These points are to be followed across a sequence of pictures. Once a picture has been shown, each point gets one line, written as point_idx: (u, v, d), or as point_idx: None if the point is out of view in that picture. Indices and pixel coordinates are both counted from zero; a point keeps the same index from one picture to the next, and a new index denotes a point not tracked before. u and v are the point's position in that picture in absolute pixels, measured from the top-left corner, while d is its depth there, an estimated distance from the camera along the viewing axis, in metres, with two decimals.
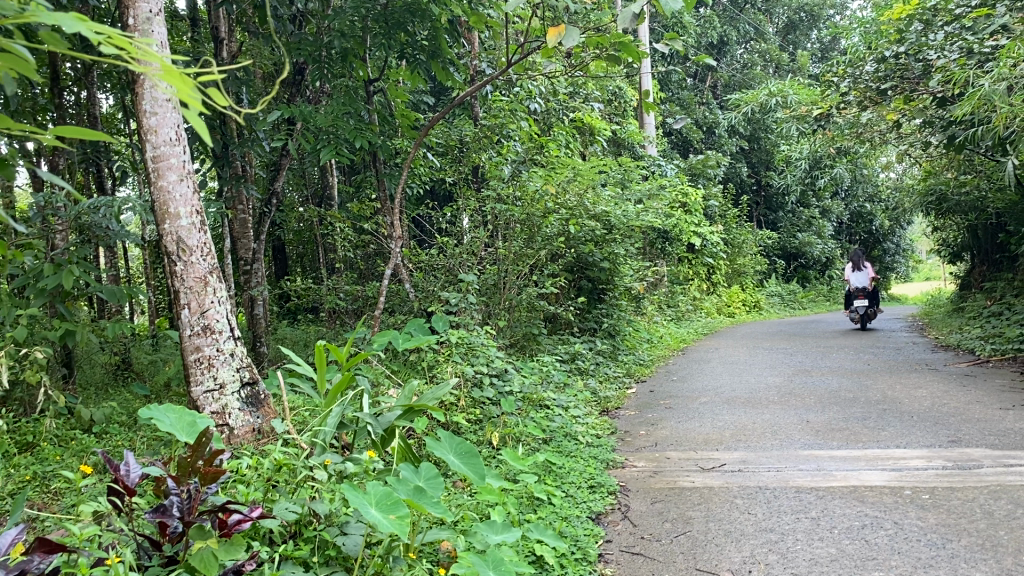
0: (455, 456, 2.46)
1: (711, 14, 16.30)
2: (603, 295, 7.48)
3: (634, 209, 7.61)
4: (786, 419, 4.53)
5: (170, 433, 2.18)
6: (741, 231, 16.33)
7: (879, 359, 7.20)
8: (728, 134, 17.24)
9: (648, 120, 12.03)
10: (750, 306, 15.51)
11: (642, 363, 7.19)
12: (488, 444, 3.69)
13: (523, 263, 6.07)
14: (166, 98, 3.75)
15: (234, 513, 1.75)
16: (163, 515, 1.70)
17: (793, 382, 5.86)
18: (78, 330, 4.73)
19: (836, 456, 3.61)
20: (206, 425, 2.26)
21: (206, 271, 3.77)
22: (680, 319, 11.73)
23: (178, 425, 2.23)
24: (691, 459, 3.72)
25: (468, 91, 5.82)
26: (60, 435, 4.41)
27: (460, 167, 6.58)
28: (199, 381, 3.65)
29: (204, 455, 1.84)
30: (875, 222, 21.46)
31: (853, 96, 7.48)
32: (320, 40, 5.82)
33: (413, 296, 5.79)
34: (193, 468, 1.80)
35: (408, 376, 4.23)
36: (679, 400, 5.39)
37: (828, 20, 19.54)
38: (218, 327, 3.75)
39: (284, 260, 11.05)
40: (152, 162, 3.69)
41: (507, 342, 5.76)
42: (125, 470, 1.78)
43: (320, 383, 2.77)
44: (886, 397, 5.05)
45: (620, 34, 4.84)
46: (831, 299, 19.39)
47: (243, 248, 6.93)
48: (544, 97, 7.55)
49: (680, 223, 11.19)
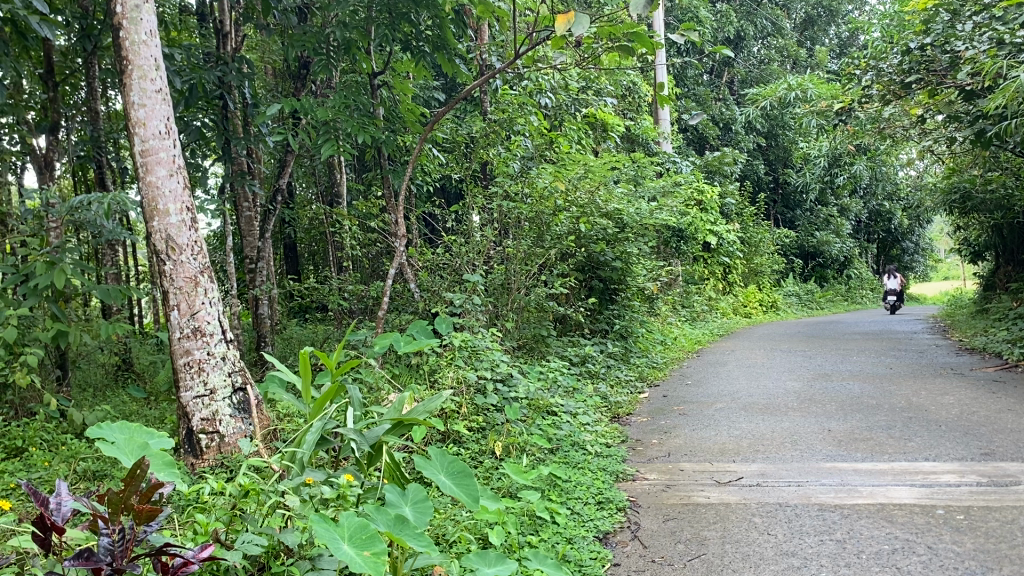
0: (446, 476, 2.30)
1: (728, 8, 16.06)
2: (615, 295, 7.29)
3: (648, 207, 7.41)
4: (806, 427, 4.32)
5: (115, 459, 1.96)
6: (759, 229, 16.08)
7: (901, 362, 6.97)
8: (745, 131, 17.01)
9: (664, 116, 11.82)
10: (767, 305, 15.27)
11: (655, 365, 6.98)
12: (491, 453, 3.49)
13: (532, 263, 5.90)
14: (156, 89, 3.57)
15: (173, 553, 1.52)
16: (86, 560, 1.46)
17: (812, 387, 5.64)
18: (70, 331, 4.54)
19: (860, 469, 3.40)
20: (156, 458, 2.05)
21: (196, 270, 3.59)
22: (695, 320, 11.50)
23: (128, 452, 2.05)
24: (706, 471, 3.52)
25: (477, 82, 5.62)
26: (50, 440, 4.21)
27: (469, 163, 6.41)
28: (188, 386, 3.47)
29: (141, 489, 1.61)
30: (893, 220, 21.16)
31: (876, 90, 7.25)
32: (323, 32, 5.65)
33: (418, 296, 5.61)
34: (126, 505, 1.57)
35: (409, 381, 4.06)
36: (692, 407, 5.18)
37: (847, 16, 19.28)
38: (209, 329, 3.57)
39: (293, 258, 10.89)
40: (140, 156, 3.52)
41: (514, 345, 5.58)
42: (50, 508, 1.55)
43: (304, 394, 2.57)
44: (910, 404, 4.83)
45: (632, 23, 4.68)
46: (848, 298, 19.10)
47: (249, 246, 6.70)
48: (555, 91, 7.36)
49: (695, 221, 11.00)
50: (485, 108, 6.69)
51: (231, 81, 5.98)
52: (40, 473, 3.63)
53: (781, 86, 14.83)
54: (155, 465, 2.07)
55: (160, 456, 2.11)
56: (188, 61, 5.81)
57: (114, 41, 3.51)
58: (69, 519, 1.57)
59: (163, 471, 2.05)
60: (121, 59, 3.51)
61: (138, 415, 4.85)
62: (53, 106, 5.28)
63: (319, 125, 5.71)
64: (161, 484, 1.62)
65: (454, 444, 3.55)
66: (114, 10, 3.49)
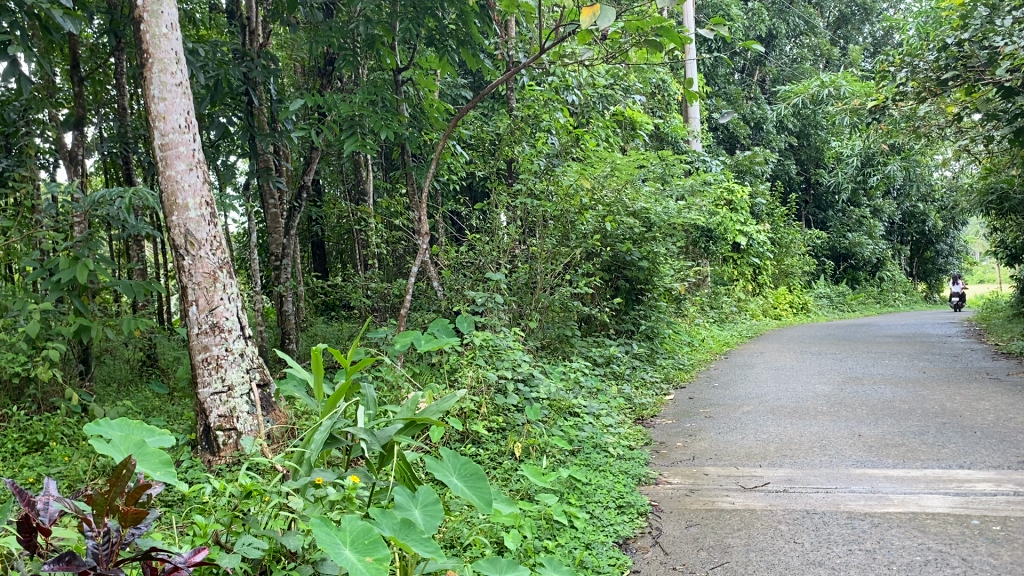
0: (458, 478, 2.24)
1: (760, 6, 15.86)
2: (641, 295, 7.20)
3: (676, 206, 7.30)
4: (835, 432, 4.20)
5: (107, 455, 1.91)
6: (789, 230, 15.86)
7: (935, 366, 6.81)
8: (776, 131, 16.80)
9: (694, 114, 11.68)
10: (797, 307, 15.06)
11: (682, 367, 6.87)
12: (510, 454, 3.42)
13: (557, 261, 5.83)
14: (177, 83, 3.56)
15: (156, 559, 1.47)
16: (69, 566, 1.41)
17: (843, 391, 5.51)
18: (92, 326, 4.52)
19: (891, 476, 3.28)
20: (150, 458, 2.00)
21: (215, 266, 3.55)
22: (723, 321, 11.34)
23: (120, 450, 1.99)
24: (731, 476, 3.42)
25: (502, 78, 5.54)
26: (71, 435, 4.20)
27: (494, 161, 6.36)
28: (206, 382, 3.43)
29: (129, 490, 1.56)
30: (928, 222, 20.82)
31: (911, 87, 7.08)
32: (348, 27, 5.62)
33: (441, 294, 5.55)
34: (111, 506, 1.53)
35: (429, 380, 4.01)
36: (719, 409, 5.07)
37: (881, 14, 18.96)
38: (227, 325, 3.53)
39: (321, 256, 10.89)
40: (160, 150, 3.49)
41: (538, 345, 5.50)
42: (37, 508, 1.52)
43: (317, 391, 2.53)
44: (944, 409, 4.69)
45: (660, 18, 4.59)
46: (881, 301, 18.79)
47: (274, 243, 6.66)
48: (582, 88, 7.27)
49: (724, 221, 10.86)
50: (510, 105, 6.62)
51: (256, 77, 5.96)
52: (59, 467, 3.61)
53: (815, 83, 14.60)
54: (148, 464, 2.01)
55: (156, 453, 2.06)
56: (214, 57, 5.81)
57: (135, 34, 3.49)
58: (56, 518, 1.53)
59: (157, 468, 1.99)
60: (141, 53, 3.49)
61: (161, 411, 4.84)
62: (78, 101, 5.29)
63: (343, 121, 5.67)
64: (147, 485, 1.58)
65: (473, 444, 3.50)
66: (134, 3, 3.47)
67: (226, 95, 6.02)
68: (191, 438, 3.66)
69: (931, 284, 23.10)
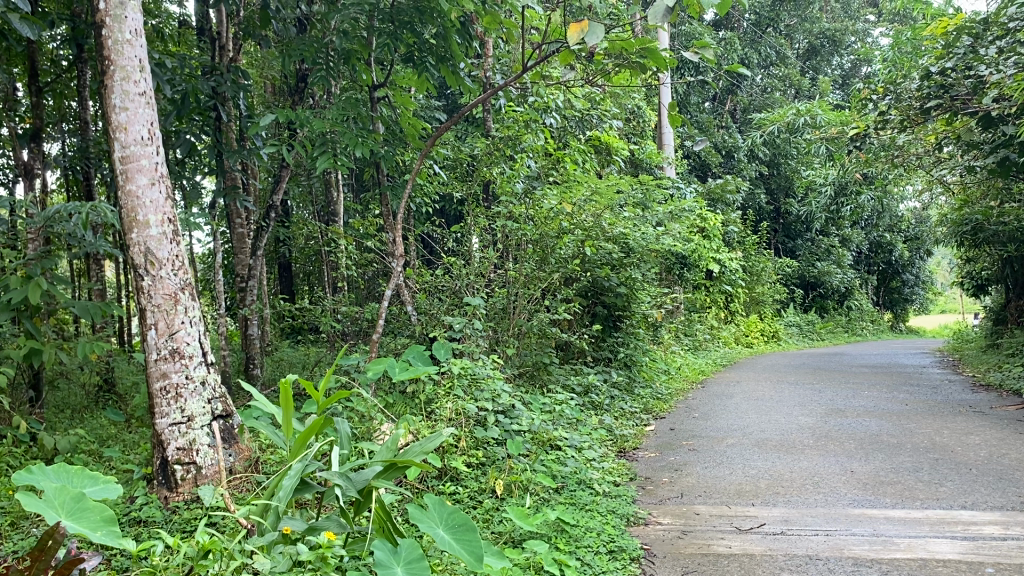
0: (444, 530, 2.09)
1: (733, 35, 15.93)
2: (619, 322, 7.04)
3: (654, 232, 7.17)
4: (827, 467, 4.05)
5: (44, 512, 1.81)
6: (760, 258, 15.84)
7: (915, 398, 6.71)
8: (747, 159, 16.88)
9: (667, 141, 11.59)
10: (768, 336, 15.01)
11: (661, 397, 6.69)
12: (491, 492, 3.22)
13: (535, 286, 5.66)
14: (139, 92, 3.33)
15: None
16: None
17: (827, 423, 5.37)
18: (45, 349, 4.24)
19: (893, 517, 3.13)
20: (87, 513, 1.90)
21: (177, 287, 3.32)
22: (697, 350, 11.20)
23: (55, 505, 1.87)
24: (725, 516, 3.24)
25: (481, 98, 5.35)
26: (17, 466, 3.90)
27: (471, 183, 6.19)
28: (164, 413, 3.19)
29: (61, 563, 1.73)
30: (895, 252, 21.00)
31: (894, 115, 7.05)
32: (322, 41, 5.42)
33: (416, 319, 5.34)
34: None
35: (404, 411, 3.79)
36: (703, 442, 4.90)
37: (850, 47, 19.20)
38: (188, 350, 3.30)
39: (288, 278, 10.63)
40: (120, 163, 3.27)
41: (515, 373, 5.31)
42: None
43: (284, 428, 2.28)
44: (934, 444, 4.56)
45: (645, 39, 4.46)
46: (849, 329, 18.81)
47: (240, 264, 6.38)
48: (561, 111, 7.14)
49: (699, 248, 10.79)
50: (488, 126, 6.46)
51: (226, 91, 5.75)
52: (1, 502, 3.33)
53: (789, 111, 14.63)
54: (88, 520, 1.89)
55: (96, 508, 1.93)
56: (182, 71, 5.58)
57: (95, 40, 3.27)
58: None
59: (97, 528, 1.87)
60: (102, 59, 3.27)
61: (116, 441, 4.55)
62: (35, 112, 5.02)
63: (316, 138, 5.45)
64: (76, 560, 1.74)
65: (451, 481, 3.28)
66: (96, 7, 3.26)
67: (194, 110, 5.79)
68: (146, 471, 3.40)
69: (898, 313, 23.20)
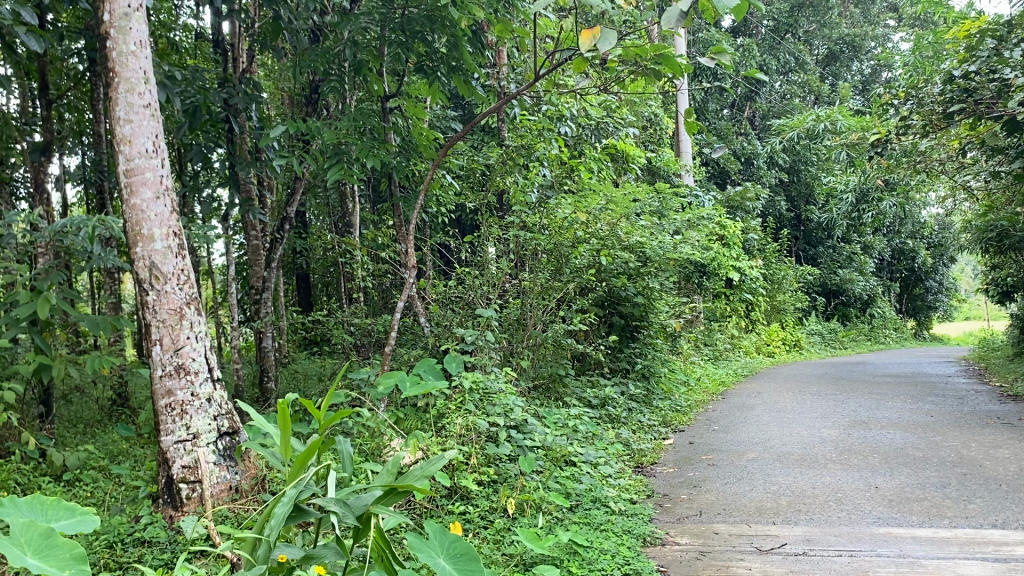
0: (445, 559, 2.00)
1: (751, 42, 15.79)
2: (636, 333, 6.94)
3: (671, 241, 7.07)
4: (850, 483, 3.92)
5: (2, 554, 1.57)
6: (781, 266, 15.67)
7: (941, 409, 6.56)
8: (767, 166, 16.72)
9: (685, 148, 11.47)
10: (790, 345, 14.81)
11: (680, 409, 6.57)
12: (502, 511, 3.14)
13: (550, 296, 5.59)
14: (144, 104, 3.28)
15: None
16: None
17: (850, 436, 5.24)
18: (54, 364, 4.20)
19: (920, 537, 3.00)
20: (56, 552, 1.67)
21: (182, 302, 3.26)
22: (718, 359, 11.06)
23: (18, 543, 1.63)
24: (744, 535, 3.13)
25: (494, 107, 5.26)
26: (25, 483, 3.86)
27: (485, 193, 6.12)
28: (169, 430, 3.13)
29: None
30: (918, 259, 20.73)
31: (916, 120, 6.93)
32: (333, 51, 5.37)
33: (429, 331, 5.26)
34: None
35: (414, 426, 3.72)
36: (722, 456, 4.79)
37: (870, 52, 19.00)
38: (194, 366, 3.24)
39: (305, 290, 10.61)
40: (124, 176, 3.21)
41: (530, 385, 5.23)
42: None
43: (283, 447, 2.18)
44: (961, 458, 4.42)
45: (659, 46, 4.36)
46: (872, 337, 18.55)
47: (254, 276, 6.32)
48: (575, 119, 7.07)
49: (718, 256, 10.66)
50: (502, 136, 6.39)
51: (237, 103, 5.71)
52: None
53: (808, 117, 14.46)
54: (55, 561, 1.65)
55: (67, 545, 1.70)
56: (194, 83, 5.55)
57: (99, 52, 3.22)
58: None
59: (65, 570, 1.64)
60: (107, 71, 3.22)
61: (127, 457, 4.51)
62: (46, 126, 5.01)
63: (327, 149, 5.40)
64: None
65: (461, 500, 3.21)
66: (100, 19, 3.22)
67: (206, 122, 5.77)
68: (152, 489, 3.35)
69: (921, 320, 22.89)
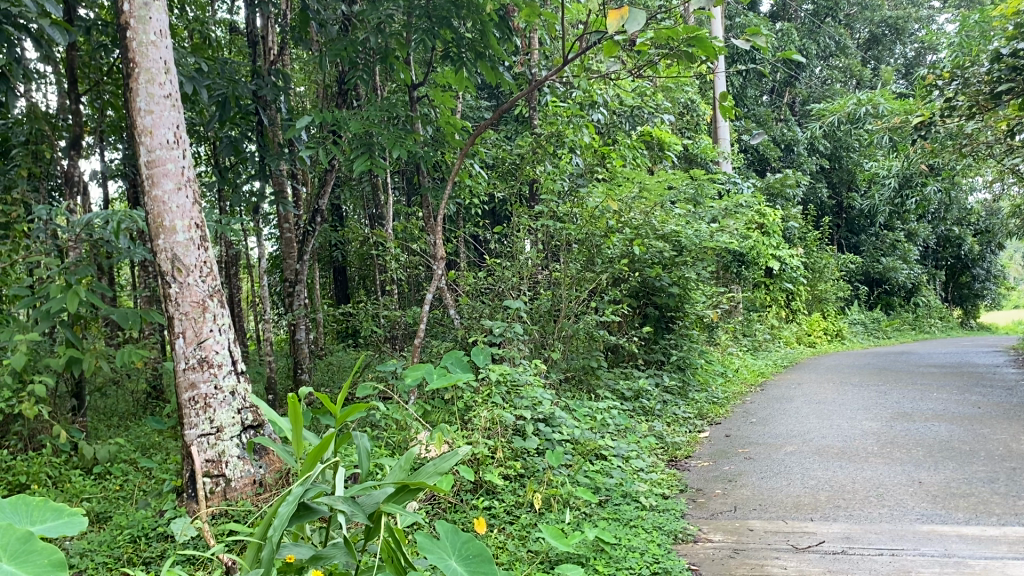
0: (457, 562, 1.94)
1: (790, 26, 15.47)
2: (671, 323, 6.81)
3: (708, 229, 6.94)
4: (893, 478, 3.78)
5: None
6: (822, 254, 15.35)
7: (988, 400, 6.35)
8: (807, 153, 16.40)
9: (722, 135, 11.24)
10: (831, 335, 14.54)
11: (717, 401, 6.43)
12: (529, 507, 3.07)
13: (582, 287, 5.49)
14: (165, 95, 3.24)
15: None
16: None
17: (893, 429, 5.07)
18: (84, 358, 4.18)
19: (966, 535, 2.87)
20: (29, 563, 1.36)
21: (205, 294, 3.23)
22: (757, 350, 10.86)
23: None
24: (781, 532, 3.02)
25: (524, 93, 5.14)
26: (56, 477, 3.85)
27: (515, 183, 6.02)
28: (193, 424, 3.11)
29: None
30: (964, 246, 20.24)
31: (962, 101, 6.74)
32: (360, 40, 5.31)
33: (459, 323, 5.19)
34: None
35: (441, 419, 3.65)
36: (759, 449, 4.66)
37: (913, 35, 18.51)
38: (217, 359, 3.21)
39: (341, 283, 10.61)
40: (146, 167, 3.18)
41: (561, 378, 5.15)
42: None
43: (297, 442, 2.11)
44: (1010, 452, 4.25)
45: (692, 27, 4.19)
46: (917, 327, 18.12)
47: (288, 269, 6.28)
48: (607, 106, 6.94)
49: (756, 245, 10.46)
50: (534, 124, 6.29)
51: (266, 95, 5.67)
52: None
53: (850, 101, 14.11)
54: (30, 569, 1.35)
55: (48, 549, 1.39)
56: (224, 75, 5.52)
57: (121, 42, 3.19)
58: None
59: None
60: (127, 62, 3.19)
61: (158, 450, 4.50)
62: (74, 119, 5.01)
63: (355, 140, 5.35)
64: None
65: (487, 494, 3.15)
66: (120, 9, 3.18)
67: (235, 114, 5.74)
68: (177, 484, 3.35)
69: (968, 309, 22.31)
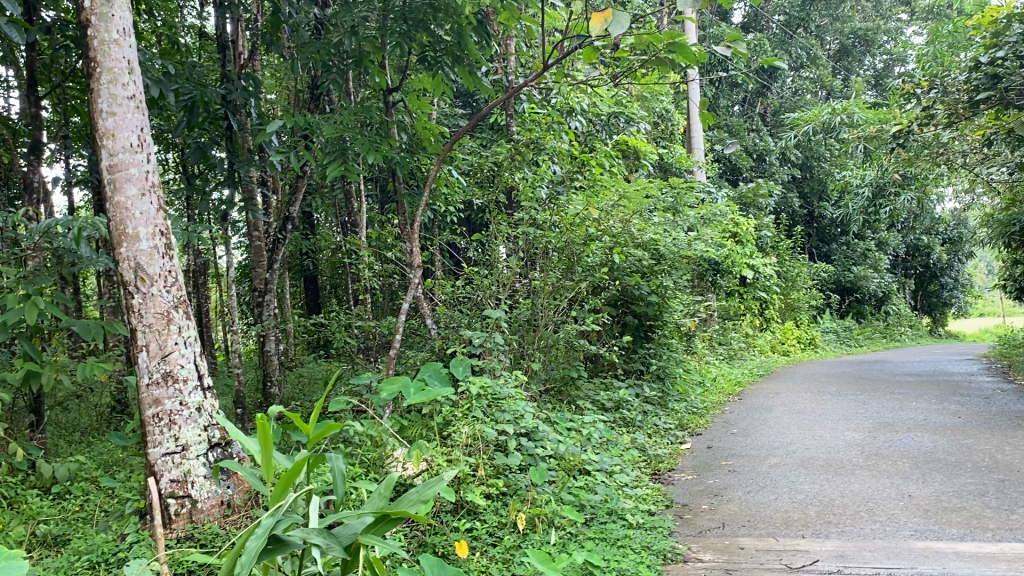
0: None
1: (762, 36, 15.51)
2: (650, 332, 6.72)
3: (686, 237, 6.87)
4: (882, 491, 3.69)
5: None
6: (795, 263, 15.39)
7: (968, 409, 6.31)
8: (779, 163, 16.44)
9: (697, 145, 11.20)
10: (804, 343, 14.56)
11: (697, 411, 6.34)
12: (512, 527, 2.95)
13: (561, 296, 5.38)
14: (128, 96, 3.08)
15: None
16: None
17: (876, 439, 5.00)
18: (43, 372, 3.96)
19: (962, 553, 2.78)
20: None
21: (170, 305, 3.07)
22: (733, 358, 10.82)
23: None
24: (773, 551, 2.91)
25: (501, 99, 5.03)
26: (11, 498, 3.65)
27: (492, 190, 5.90)
28: (157, 442, 2.95)
29: None
30: (932, 255, 20.44)
31: (940, 109, 6.72)
32: (333, 43, 5.17)
33: (436, 333, 5.05)
34: None
35: (419, 434, 3.50)
36: (743, 462, 4.56)
37: (882, 46, 18.66)
38: (183, 373, 3.05)
39: (314, 291, 10.42)
40: (107, 172, 3.02)
41: (541, 389, 5.03)
42: None
43: (266, 468, 1.97)
44: (997, 463, 4.18)
45: (672, 33, 4.08)
46: (888, 335, 18.23)
47: (257, 277, 6.10)
48: (584, 112, 6.84)
49: (732, 254, 10.42)
50: (511, 130, 6.18)
51: (236, 98, 5.49)
52: None
53: (824, 111, 14.15)
54: None
55: None
56: (193, 78, 5.35)
57: (81, 40, 3.04)
58: None
59: None
60: (88, 61, 3.03)
61: (121, 468, 4.30)
62: (34, 124, 4.82)
63: (328, 146, 5.21)
64: None
65: (469, 515, 3.01)
66: (81, 5, 3.03)
67: (204, 119, 5.57)
68: (138, 505, 3.17)
69: (936, 317, 22.50)
